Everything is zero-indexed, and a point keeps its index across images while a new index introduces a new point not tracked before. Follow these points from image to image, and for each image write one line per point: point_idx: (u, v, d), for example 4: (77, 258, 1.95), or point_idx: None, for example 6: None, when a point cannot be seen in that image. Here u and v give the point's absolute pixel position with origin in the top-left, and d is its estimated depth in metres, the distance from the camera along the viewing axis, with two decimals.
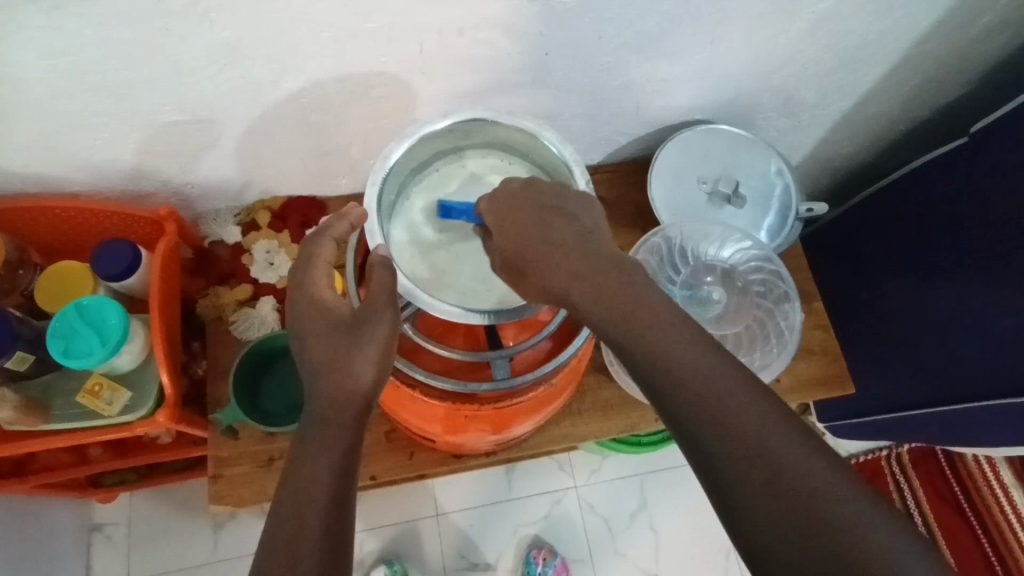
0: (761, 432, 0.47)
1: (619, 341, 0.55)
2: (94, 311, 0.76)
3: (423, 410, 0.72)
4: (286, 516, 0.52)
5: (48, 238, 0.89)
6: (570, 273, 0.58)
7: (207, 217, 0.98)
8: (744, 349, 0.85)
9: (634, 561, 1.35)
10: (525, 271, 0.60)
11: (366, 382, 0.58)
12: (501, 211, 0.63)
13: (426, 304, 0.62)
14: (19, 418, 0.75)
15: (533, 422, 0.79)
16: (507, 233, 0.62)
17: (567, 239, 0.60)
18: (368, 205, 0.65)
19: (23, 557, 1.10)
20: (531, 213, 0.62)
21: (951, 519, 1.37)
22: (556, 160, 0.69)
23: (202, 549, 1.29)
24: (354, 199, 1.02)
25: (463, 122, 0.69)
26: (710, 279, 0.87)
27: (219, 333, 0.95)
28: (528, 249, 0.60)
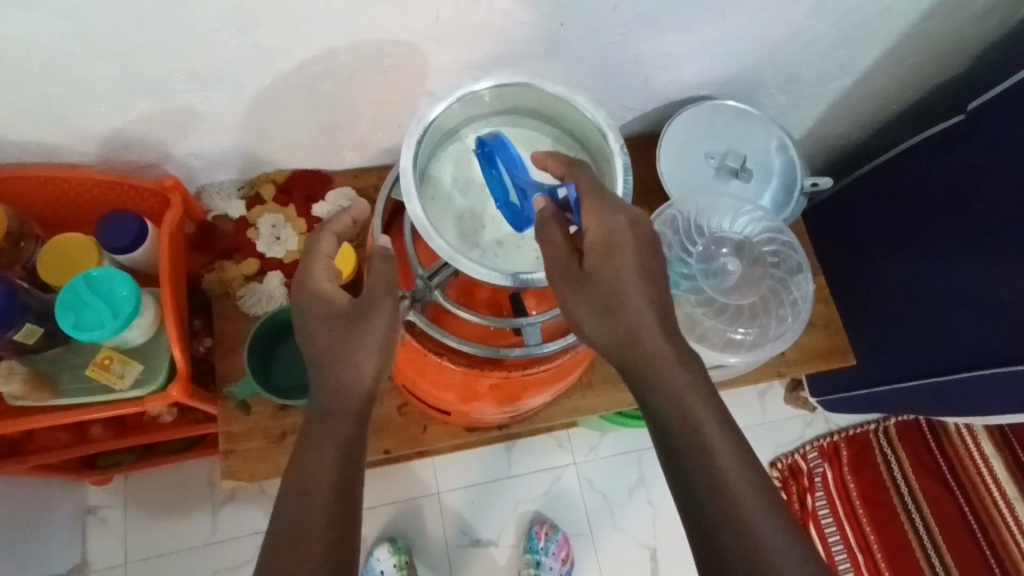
0: (768, 540, 0.52)
1: (666, 436, 0.56)
2: (104, 282, 0.74)
3: (446, 378, 0.73)
4: (291, 515, 0.54)
5: (49, 209, 0.87)
6: (640, 350, 0.56)
7: (210, 189, 0.96)
8: (761, 317, 0.86)
9: (632, 535, 1.37)
10: (589, 306, 0.56)
11: (369, 376, 0.58)
12: (609, 242, 0.55)
13: (470, 268, 0.57)
14: (29, 392, 0.73)
15: (548, 393, 0.80)
16: (606, 263, 0.55)
17: (649, 314, 0.56)
18: (403, 167, 0.59)
19: (18, 539, 1.08)
20: (634, 262, 0.56)
21: (935, 489, 1.42)
22: (591, 132, 0.64)
23: (201, 532, 1.28)
24: (360, 173, 1.01)
25: (495, 86, 0.64)
26: (726, 250, 0.87)
27: (227, 308, 0.94)
28: (613, 296, 0.55)
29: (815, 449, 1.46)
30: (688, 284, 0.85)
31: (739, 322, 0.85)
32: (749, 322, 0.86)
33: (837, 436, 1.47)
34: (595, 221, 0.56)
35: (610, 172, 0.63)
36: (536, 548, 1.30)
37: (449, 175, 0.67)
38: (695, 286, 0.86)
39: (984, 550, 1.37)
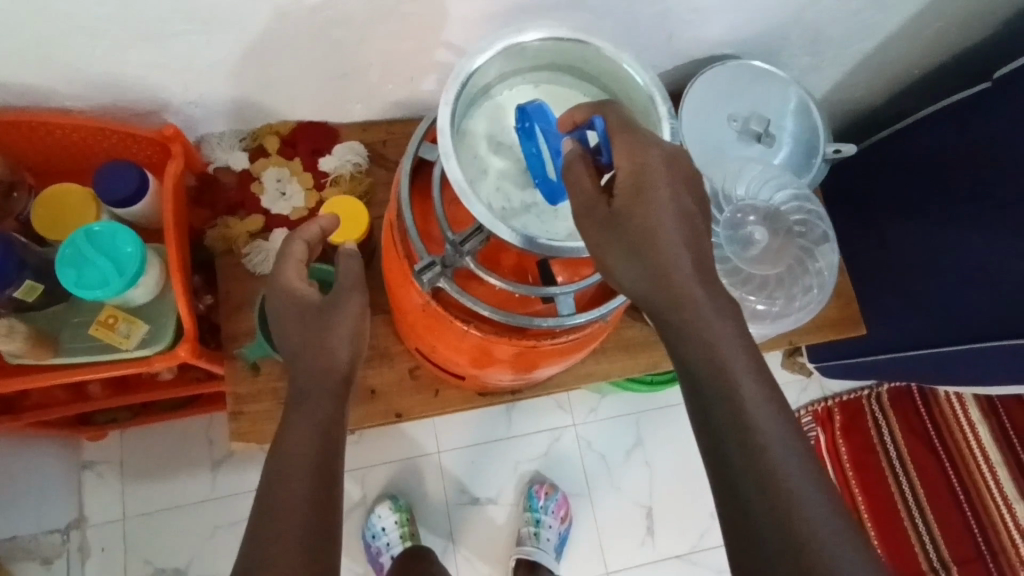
0: (798, 497, 0.51)
1: (699, 387, 0.54)
2: (106, 238, 0.70)
3: (465, 344, 0.72)
4: (271, 491, 0.57)
5: (41, 157, 0.82)
6: (673, 297, 0.53)
7: (210, 140, 0.91)
8: (786, 288, 0.86)
9: (628, 494, 1.39)
10: (621, 250, 0.52)
11: (343, 360, 0.63)
12: (640, 177, 0.52)
13: (508, 236, 0.55)
14: (30, 350, 0.70)
15: (563, 363, 0.78)
16: (639, 202, 0.52)
17: (687, 261, 0.53)
18: (442, 125, 0.55)
19: (14, 495, 1.06)
20: (668, 201, 0.53)
21: (922, 453, 1.46)
22: (637, 96, 0.61)
23: (200, 487, 1.27)
24: (367, 127, 0.97)
25: (536, 41, 0.60)
26: (753, 219, 0.85)
27: (231, 266, 0.91)
28: (646, 238, 0.52)
29: (809, 414, 1.49)
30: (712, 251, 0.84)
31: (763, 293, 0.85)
32: (775, 294, 0.85)
33: (831, 401, 1.50)
34: (625, 159, 0.53)
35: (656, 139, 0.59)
36: (535, 507, 1.32)
37: (480, 129, 0.62)
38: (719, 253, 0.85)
39: (965, 510, 1.41)
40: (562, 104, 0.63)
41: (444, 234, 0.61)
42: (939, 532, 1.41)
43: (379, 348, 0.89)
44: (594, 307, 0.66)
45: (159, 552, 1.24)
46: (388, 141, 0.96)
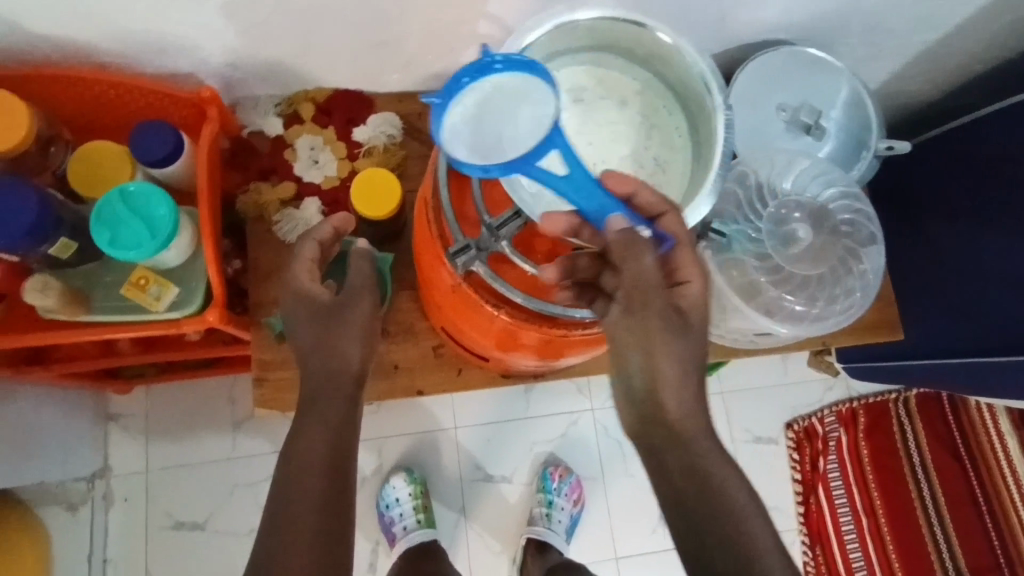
0: (758, 550, 0.54)
1: (699, 526, 0.55)
2: (140, 199, 0.70)
3: (500, 331, 0.71)
4: (285, 493, 0.58)
5: (79, 113, 0.81)
6: (662, 375, 0.56)
7: (247, 104, 0.90)
8: (825, 292, 0.78)
9: (643, 482, 1.38)
10: (663, 360, 0.55)
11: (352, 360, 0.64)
12: (689, 301, 0.56)
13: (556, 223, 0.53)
14: (63, 307, 0.71)
15: (588, 354, 0.77)
16: (692, 320, 0.56)
17: (684, 373, 0.56)
18: (489, 104, 0.54)
19: (43, 443, 1.08)
20: (695, 317, 0.56)
21: (946, 460, 1.42)
22: (694, 87, 0.58)
23: (220, 446, 1.29)
24: (404, 98, 0.95)
25: (590, 21, 0.58)
26: (798, 216, 0.78)
27: (261, 232, 0.91)
28: (681, 366, 0.56)
29: (833, 414, 1.43)
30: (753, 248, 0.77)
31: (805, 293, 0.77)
32: (811, 295, 0.77)
33: (857, 403, 1.44)
34: (693, 276, 0.56)
35: (712, 133, 0.56)
36: (549, 488, 1.32)
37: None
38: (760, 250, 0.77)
39: (986, 520, 1.38)
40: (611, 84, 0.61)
41: (482, 219, 0.62)
42: (957, 542, 1.37)
43: (404, 326, 0.89)
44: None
45: (180, 506, 1.27)
46: (424, 114, 0.94)
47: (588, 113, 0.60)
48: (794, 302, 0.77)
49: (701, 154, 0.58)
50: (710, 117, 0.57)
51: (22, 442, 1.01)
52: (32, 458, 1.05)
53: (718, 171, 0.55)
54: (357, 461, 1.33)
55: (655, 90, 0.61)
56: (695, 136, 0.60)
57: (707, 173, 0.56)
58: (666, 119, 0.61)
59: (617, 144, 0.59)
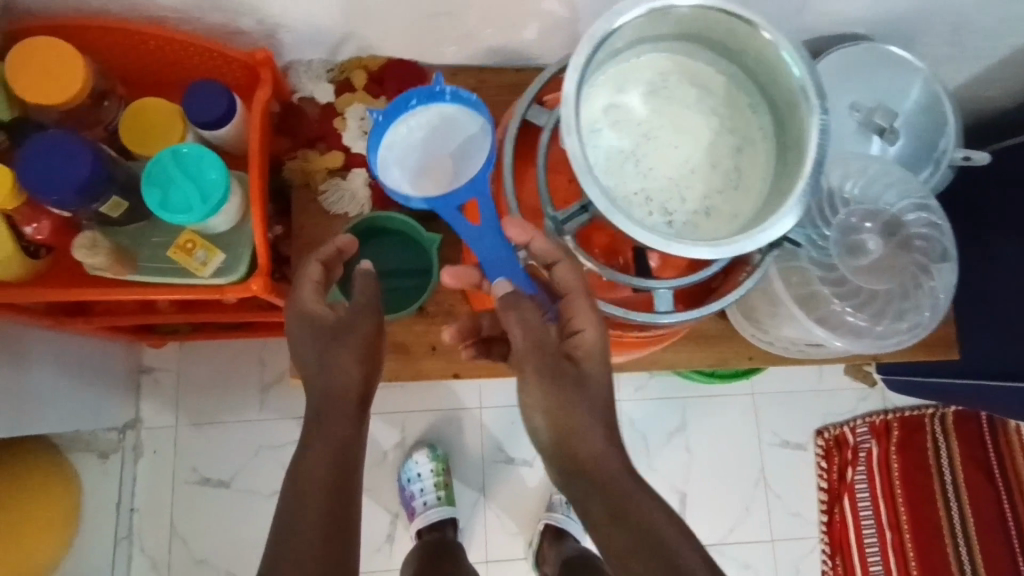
0: None
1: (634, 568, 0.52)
2: (192, 161, 0.69)
3: None
4: (290, 506, 0.59)
5: (134, 68, 0.80)
6: (569, 431, 0.56)
7: (298, 67, 0.87)
8: (892, 311, 0.74)
9: (665, 478, 1.35)
10: (555, 408, 0.56)
11: (354, 381, 0.64)
12: (587, 355, 0.57)
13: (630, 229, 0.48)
14: (111, 265, 0.70)
15: (632, 353, 0.75)
16: (585, 369, 0.57)
17: (591, 419, 0.56)
18: (568, 92, 0.48)
19: (79, 391, 1.10)
20: (595, 368, 0.57)
21: (979, 482, 1.36)
22: (786, 86, 0.53)
23: (248, 407, 1.30)
24: (458, 72, 0.92)
25: (682, 9, 0.52)
26: (869, 225, 0.75)
27: (305, 201, 0.89)
28: (576, 415, 0.56)
29: (865, 425, 1.39)
30: (811, 255, 0.74)
31: (871, 311, 0.74)
32: (877, 312, 0.74)
33: (891, 415, 1.40)
34: (584, 324, 0.57)
35: (802, 139, 0.51)
36: None
37: (598, 104, 0.55)
38: (823, 259, 0.74)
39: (1016, 548, 1.31)
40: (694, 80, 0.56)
41: (545, 212, 0.58)
42: (983, 566, 1.32)
43: (444, 307, 0.89)
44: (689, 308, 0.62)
45: (206, 463, 1.29)
46: (478, 90, 0.91)
47: (665, 111, 0.56)
48: (856, 319, 0.73)
49: (788, 159, 0.53)
50: (801, 121, 0.51)
51: (59, 390, 1.03)
52: (68, 407, 1.06)
53: (808, 178, 0.49)
54: (381, 434, 1.33)
55: (739, 89, 0.57)
56: (781, 140, 0.55)
57: (794, 181, 0.50)
58: (748, 120, 0.57)
59: (692, 147, 0.56)
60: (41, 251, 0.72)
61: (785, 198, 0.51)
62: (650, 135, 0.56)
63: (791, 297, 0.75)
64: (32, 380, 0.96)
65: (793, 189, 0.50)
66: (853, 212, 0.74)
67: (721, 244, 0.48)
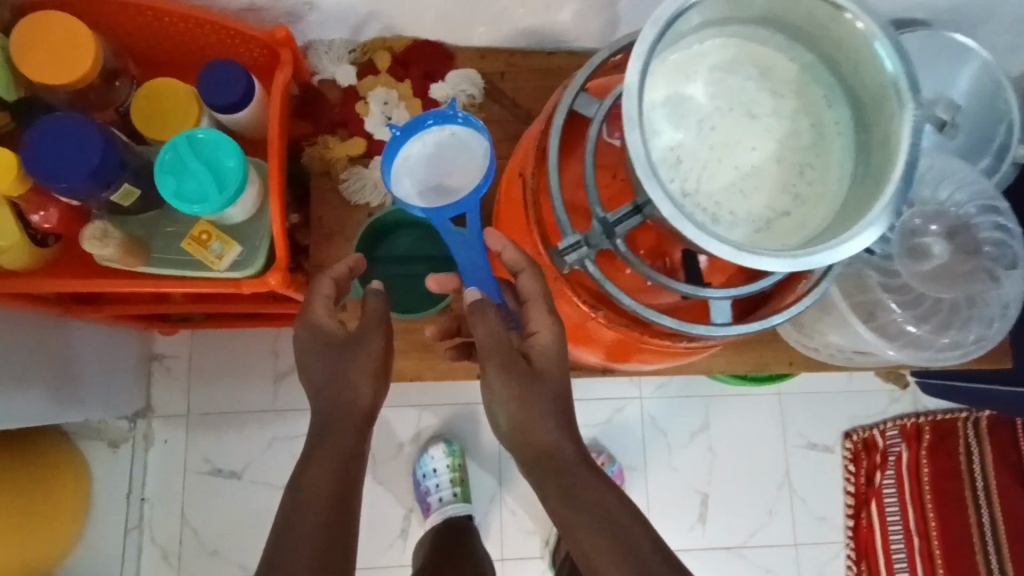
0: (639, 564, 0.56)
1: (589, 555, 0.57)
2: (208, 149, 0.64)
3: (592, 332, 0.65)
4: (290, 516, 0.58)
5: (148, 46, 0.76)
6: (529, 425, 0.59)
7: (319, 47, 0.83)
8: (957, 320, 0.71)
9: (687, 479, 1.31)
10: (513, 403, 0.59)
11: (365, 396, 0.63)
12: (541, 355, 0.60)
13: (696, 236, 0.43)
14: (122, 257, 0.66)
15: (671, 361, 0.70)
16: (540, 366, 0.60)
17: (548, 412, 0.59)
18: (632, 82, 0.44)
19: (88, 377, 1.06)
20: (552, 366, 0.60)
21: (1013, 490, 1.30)
22: (874, 77, 0.48)
23: (262, 398, 1.27)
24: (487, 54, 0.87)
25: None
26: (933, 228, 0.71)
27: (325, 190, 0.85)
28: (533, 410, 0.59)
29: (896, 428, 1.34)
30: (868, 261, 0.71)
31: (934, 321, 0.71)
32: (940, 322, 0.71)
33: (923, 418, 1.34)
34: (540, 326, 0.60)
35: (892, 139, 0.46)
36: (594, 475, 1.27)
37: (659, 91, 0.50)
38: (883, 266, 0.71)
39: None
40: (767, 67, 0.51)
41: (593, 212, 0.53)
42: None
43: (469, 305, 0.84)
44: (746, 319, 0.56)
45: (218, 452, 1.26)
46: (508, 74, 0.86)
47: (732, 100, 0.51)
48: (916, 330, 0.71)
49: (872, 159, 0.48)
50: (890, 118, 0.47)
51: (68, 379, 0.99)
52: (79, 396, 1.03)
53: (898, 184, 0.45)
54: (396, 428, 1.30)
55: (814, 78, 0.51)
56: (863, 137, 0.50)
57: (880, 186, 0.46)
58: (825, 113, 0.51)
59: (761, 141, 0.50)
60: (49, 239, 0.68)
61: (867, 204, 0.46)
62: (715, 127, 0.50)
63: (850, 306, 0.72)
64: (41, 370, 0.93)
65: (880, 195, 0.45)
66: (918, 214, 0.71)
67: (799, 256, 0.44)
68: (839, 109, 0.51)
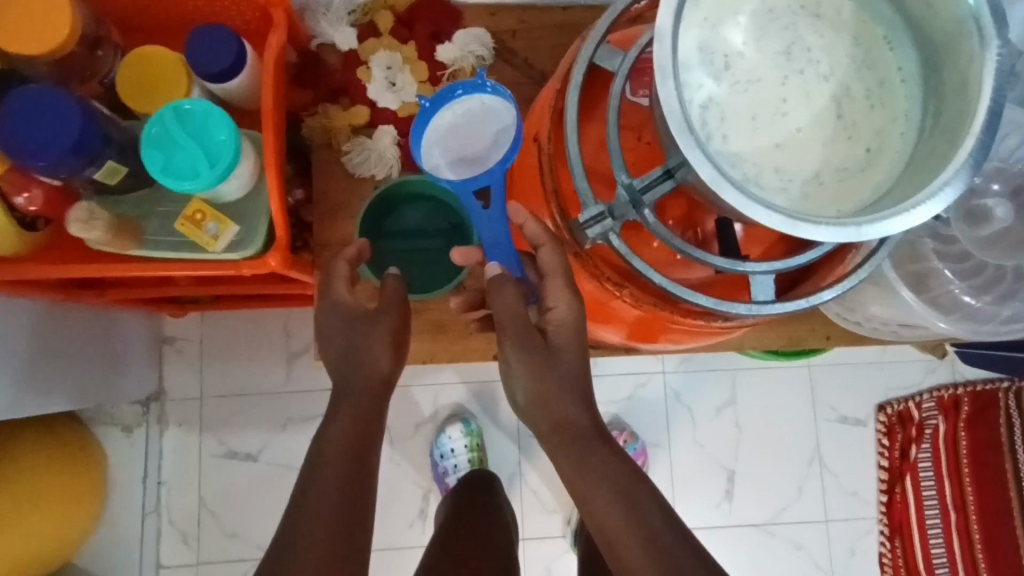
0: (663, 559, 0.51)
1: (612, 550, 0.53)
2: (198, 120, 0.60)
3: (617, 311, 0.60)
4: (294, 509, 0.55)
5: (133, 11, 0.71)
6: (547, 406, 0.55)
7: (315, 8, 0.78)
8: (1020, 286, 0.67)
9: (713, 456, 1.27)
10: (524, 379, 0.55)
11: (385, 364, 0.61)
12: (560, 331, 0.55)
13: (740, 203, 0.38)
14: (112, 239, 0.62)
15: (702, 341, 0.65)
16: (557, 342, 0.55)
17: (568, 392, 0.55)
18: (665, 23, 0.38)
19: (101, 360, 1.04)
20: (572, 344, 0.56)
21: None
22: (950, 13, 0.42)
23: (275, 379, 1.24)
24: (497, 11, 0.81)
25: None
26: (997, 188, 0.68)
27: (328, 163, 0.80)
28: (551, 390, 0.55)
29: (932, 399, 1.28)
30: (929, 228, 0.68)
31: (992, 287, 0.68)
32: (999, 289, 0.68)
33: (962, 389, 1.27)
34: (558, 301, 0.55)
35: (971, 86, 0.41)
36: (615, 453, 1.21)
37: (693, 35, 0.44)
38: (940, 232, 0.68)
39: None
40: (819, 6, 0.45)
41: (617, 178, 0.48)
42: None
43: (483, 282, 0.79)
44: (789, 296, 0.51)
45: (233, 435, 1.24)
46: (520, 32, 0.80)
47: (779, 44, 0.45)
48: (971, 300, 0.68)
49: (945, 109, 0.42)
50: (969, 61, 0.42)
51: (78, 364, 0.97)
52: (89, 381, 1.01)
53: (979, 138, 0.40)
54: (413, 407, 1.27)
55: (874, 15, 0.45)
56: (933, 84, 0.44)
57: (959, 141, 0.41)
58: (888, 56, 0.45)
59: (814, 90, 0.44)
60: (39, 223, 0.64)
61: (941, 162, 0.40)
62: (760, 76, 0.44)
63: (901, 276, 0.68)
64: (48, 356, 0.90)
65: (957, 151, 0.40)
66: (982, 172, 0.67)
67: (862, 225, 0.38)
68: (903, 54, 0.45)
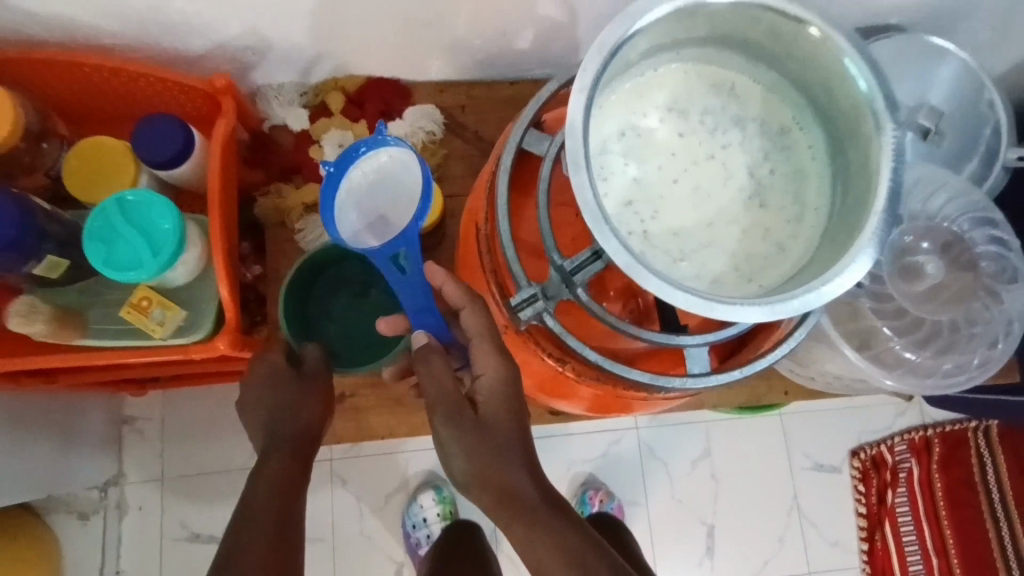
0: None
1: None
2: (141, 211, 0.61)
3: (566, 384, 0.61)
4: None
5: (79, 100, 0.71)
6: (490, 479, 0.53)
7: (268, 92, 0.79)
8: (962, 339, 0.69)
9: (696, 513, 1.11)
10: (463, 457, 0.53)
11: (317, 419, 0.67)
12: (490, 398, 0.55)
13: (657, 286, 0.39)
14: (54, 332, 0.62)
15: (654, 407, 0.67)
16: (489, 415, 0.55)
17: (509, 455, 0.53)
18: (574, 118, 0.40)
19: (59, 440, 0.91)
20: (506, 415, 0.55)
21: None
22: (848, 94, 0.45)
23: (236, 455, 1.07)
24: (446, 87, 0.83)
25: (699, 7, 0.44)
26: (927, 246, 0.70)
27: (282, 241, 0.82)
28: (489, 461, 0.53)
29: (904, 443, 1.14)
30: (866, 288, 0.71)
31: (933, 341, 0.70)
32: (945, 348, 0.69)
33: (931, 430, 1.13)
34: (487, 369, 0.56)
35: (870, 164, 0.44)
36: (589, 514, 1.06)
37: (612, 124, 0.48)
38: (876, 290, 0.71)
39: None
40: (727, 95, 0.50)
41: (550, 258, 0.49)
42: None
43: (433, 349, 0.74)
44: (726, 366, 0.52)
45: (196, 516, 1.06)
46: (468, 107, 0.82)
47: (693, 130, 0.48)
48: (915, 356, 0.69)
49: (851, 185, 0.45)
50: (868, 140, 0.44)
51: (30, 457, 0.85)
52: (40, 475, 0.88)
53: (883, 215, 0.41)
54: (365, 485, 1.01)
55: (782, 98, 0.50)
56: (840, 160, 0.47)
57: (864, 217, 0.42)
58: (796, 137, 0.49)
59: (729, 172, 0.48)
60: None
61: (849, 239, 0.42)
62: (678, 160, 0.47)
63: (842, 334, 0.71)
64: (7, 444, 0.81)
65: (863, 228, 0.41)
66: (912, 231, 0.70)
67: (774, 303, 0.39)
68: (808, 134, 0.49)
